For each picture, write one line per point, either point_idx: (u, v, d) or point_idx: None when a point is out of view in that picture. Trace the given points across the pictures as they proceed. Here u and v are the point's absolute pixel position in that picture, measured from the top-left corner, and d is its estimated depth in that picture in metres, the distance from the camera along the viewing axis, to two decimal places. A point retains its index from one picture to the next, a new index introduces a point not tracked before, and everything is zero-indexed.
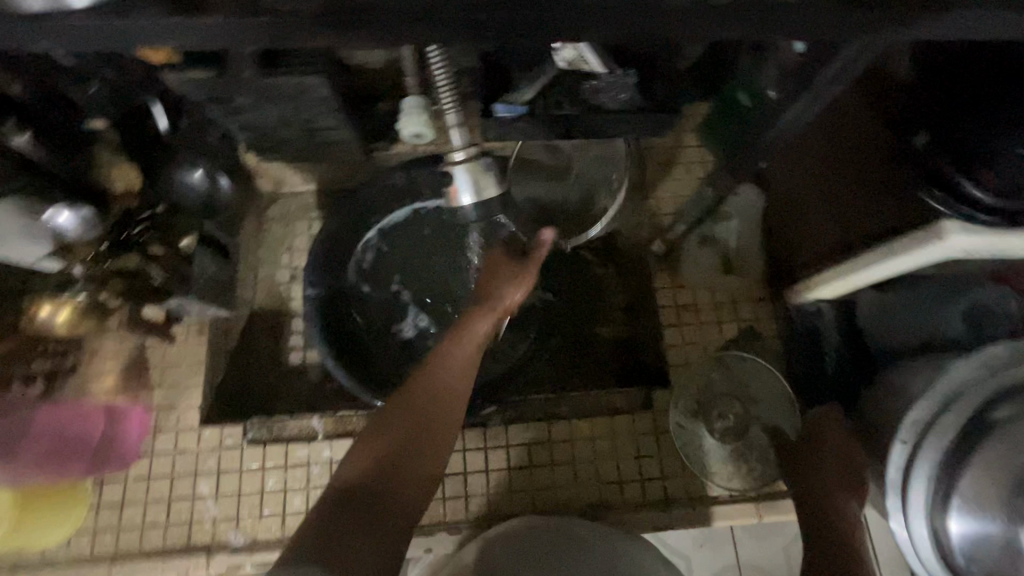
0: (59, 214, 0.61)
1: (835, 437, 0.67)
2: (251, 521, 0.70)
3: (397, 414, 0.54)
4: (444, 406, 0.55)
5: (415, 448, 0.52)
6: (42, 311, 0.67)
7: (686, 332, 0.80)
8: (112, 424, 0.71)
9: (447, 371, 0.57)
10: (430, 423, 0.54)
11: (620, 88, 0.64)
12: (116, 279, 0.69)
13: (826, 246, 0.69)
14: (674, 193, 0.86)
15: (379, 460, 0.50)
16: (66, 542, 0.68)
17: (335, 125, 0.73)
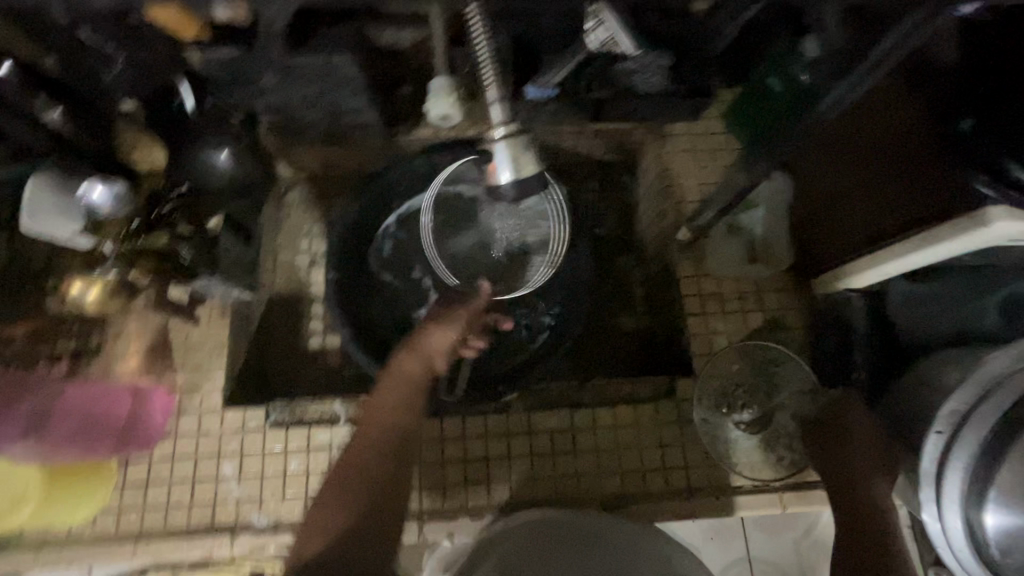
0: (93, 191, 0.61)
1: (856, 423, 0.65)
2: (274, 503, 0.71)
3: (346, 474, 0.54)
4: (388, 455, 0.55)
5: (366, 503, 0.52)
6: (73, 289, 0.70)
7: (710, 321, 0.79)
8: (137, 407, 0.69)
9: (386, 421, 0.57)
10: (379, 472, 0.54)
11: (652, 71, 0.65)
12: (145, 259, 0.68)
13: (860, 233, 0.68)
14: (699, 179, 0.84)
15: (332, 526, 0.50)
16: (92, 521, 0.69)
17: (359, 106, 0.72)
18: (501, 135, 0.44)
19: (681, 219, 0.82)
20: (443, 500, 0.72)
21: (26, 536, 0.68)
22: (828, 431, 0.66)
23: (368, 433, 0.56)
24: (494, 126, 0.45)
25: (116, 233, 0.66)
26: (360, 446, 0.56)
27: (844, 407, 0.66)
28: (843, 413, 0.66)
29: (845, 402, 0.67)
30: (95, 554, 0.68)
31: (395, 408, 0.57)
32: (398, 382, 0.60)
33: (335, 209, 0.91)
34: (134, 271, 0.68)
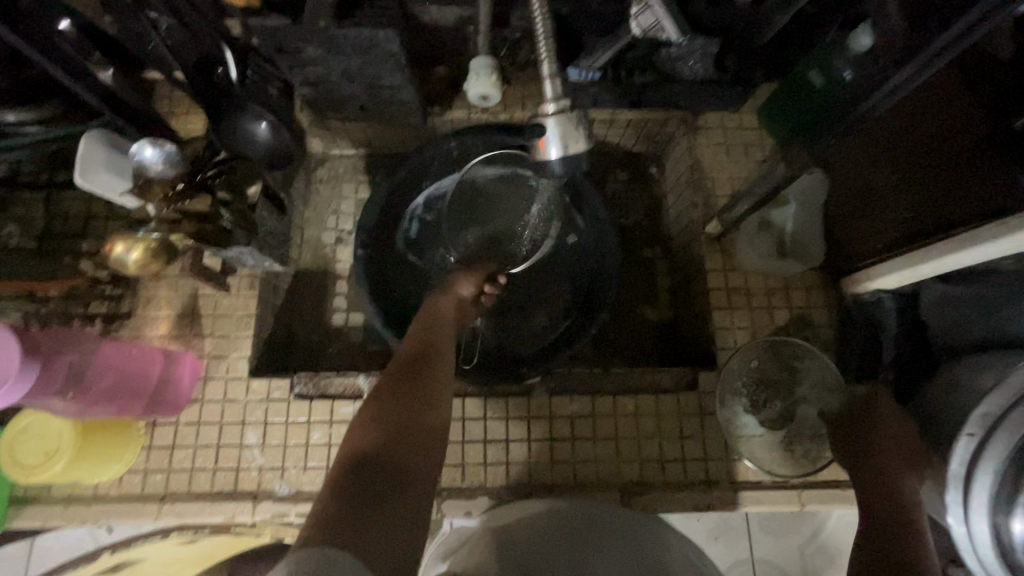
0: (143, 148, 0.60)
1: (887, 415, 0.66)
2: (295, 472, 0.72)
3: (391, 387, 0.57)
4: (429, 373, 0.60)
5: (415, 409, 0.56)
6: (115, 249, 0.62)
7: (736, 316, 0.78)
8: (168, 369, 0.70)
9: (423, 350, 0.63)
10: (421, 386, 0.59)
11: (699, 58, 0.68)
12: (188, 223, 0.61)
13: (895, 233, 0.68)
14: (730, 174, 0.82)
15: (387, 423, 0.53)
16: (118, 479, 0.70)
17: (397, 84, 0.73)
18: (552, 111, 0.53)
19: (710, 212, 0.81)
20: (461, 479, 0.72)
21: (54, 490, 0.70)
22: (861, 423, 0.67)
23: (409, 358, 0.62)
24: (547, 103, 0.53)
25: (160, 195, 0.61)
26: (402, 366, 0.60)
27: (875, 399, 0.68)
28: (878, 405, 0.68)
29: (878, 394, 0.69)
30: (119, 513, 0.69)
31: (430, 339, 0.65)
32: (430, 322, 0.68)
33: (363, 188, 0.92)
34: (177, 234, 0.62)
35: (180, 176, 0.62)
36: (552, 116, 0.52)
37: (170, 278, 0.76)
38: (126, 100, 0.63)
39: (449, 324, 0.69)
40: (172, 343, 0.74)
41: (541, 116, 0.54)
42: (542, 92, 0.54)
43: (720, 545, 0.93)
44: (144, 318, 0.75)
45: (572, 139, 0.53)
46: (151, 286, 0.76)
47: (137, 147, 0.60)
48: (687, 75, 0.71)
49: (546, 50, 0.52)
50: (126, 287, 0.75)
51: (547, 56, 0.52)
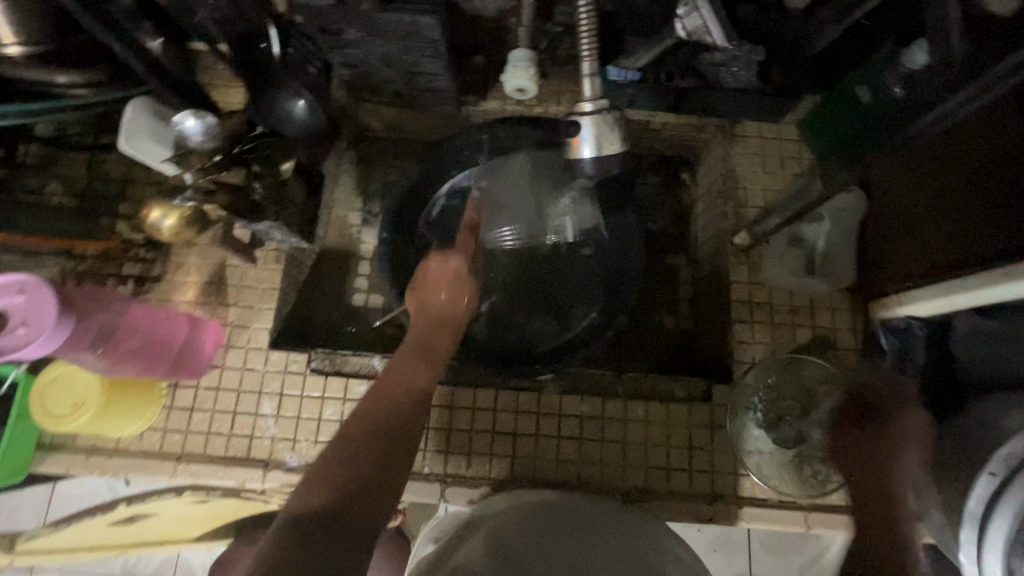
0: (186, 119, 0.60)
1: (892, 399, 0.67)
2: (307, 445, 0.73)
3: (354, 434, 0.55)
4: (400, 421, 0.57)
5: (377, 458, 0.53)
6: (152, 214, 0.63)
7: (757, 330, 0.77)
8: (194, 335, 0.72)
9: (396, 392, 0.59)
10: (389, 432, 0.55)
11: (743, 64, 0.71)
12: (222, 194, 0.62)
13: (933, 257, 0.65)
14: (763, 185, 0.81)
15: (340, 475, 0.50)
16: (139, 435, 0.73)
17: (434, 70, 0.73)
18: (587, 111, 0.53)
19: (740, 223, 0.80)
20: (467, 467, 0.73)
21: (78, 440, 0.73)
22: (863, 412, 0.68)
23: (380, 399, 0.58)
24: (584, 101, 0.53)
25: (199, 165, 0.62)
26: (372, 409, 0.57)
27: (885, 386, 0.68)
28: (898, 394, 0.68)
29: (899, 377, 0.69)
30: (137, 468, 0.72)
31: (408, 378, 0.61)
32: (411, 354, 0.64)
33: (393, 171, 0.93)
34: (209, 206, 0.62)
35: (216, 148, 0.63)
36: (589, 115, 0.52)
37: (200, 247, 0.78)
38: (171, 67, 0.65)
39: (428, 358, 0.64)
40: (198, 310, 0.77)
41: (576, 114, 0.54)
42: (580, 90, 0.54)
43: (718, 557, 0.93)
44: (173, 283, 0.77)
45: (606, 141, 0.52)
46: (181, 253, 0.78)
47: (180, 117, 0.60)
48: (730, 82, 0.74)
49: (588, 48, 0.52)
50: (159, 251, 0.77)
51: (587, 54, 0.52)
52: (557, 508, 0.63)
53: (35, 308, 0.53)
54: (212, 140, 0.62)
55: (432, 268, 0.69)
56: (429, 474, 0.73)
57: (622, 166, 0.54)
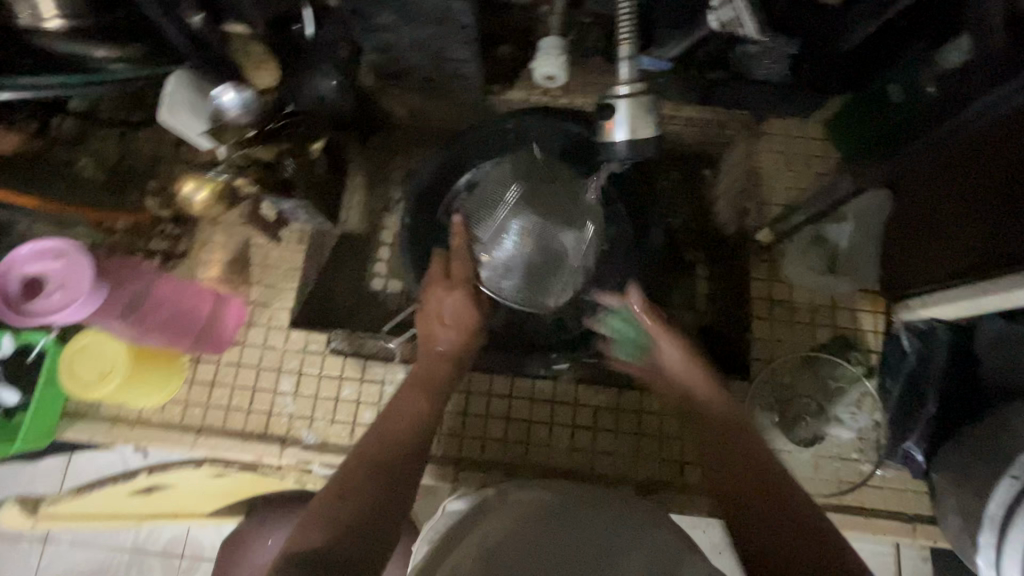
0: (224, 93, 0.63)
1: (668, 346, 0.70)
2: (323, 424, 0.74)
3: (359, 471, 0.55)
4: (401, 455, 0.58)
5: (379, 493, 0.54)
6: (185, 186, 0.67)
7: (776, 328, 0.77)
8: (217, 311, 0.73)
9: (398, 422, 0.61)
10: (394, 466, 0.57)
11: (774, 57, 0.70)
12: (254, 169, 0.65)
13: (950, 258, 0.65)
14: (787, 184, 0.80)
15: (343, 513, 0.52)
16: (160, 407, 0.74)
17: (464, 57, 0.73)
18: (624, 93, 0.54)
19: (763, 221, 0.79)
20: (481, 452, 0.74)
21: (102, 409, 0.74)
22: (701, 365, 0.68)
23: (384, 438, 0.59)
24: (620, 84, 0.54)
25: (233, 140, 0.64)
26: (374, 447, 0.58)
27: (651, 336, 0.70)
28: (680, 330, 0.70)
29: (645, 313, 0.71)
30: (158, 439, 0.73)
31: (409, 415, 0.62)
32: (411, 389, 0.65)
33: (415, 158, 0.91)
34: (239, 180, 0.65)
35: (252, 122, 0.65)
36: (624, 95, 0.53)
37: (225, 225, 0.79)
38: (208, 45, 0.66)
39: (427, 393, 0.65)
40: (222, 287, 0.78)
41: (611, 98, 0.55)
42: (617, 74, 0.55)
43: (725, 556, 0.93)
44: (198, 260, 0.78)
45: (640, 122, 0.53)
46: (207, 230, 0.79)
47: (218, 90, 0.62)
48: (762, 73, 0.73)
49: (626, 32, 0.54)
50: (185, 228, 0.79)
51: (625, 36, 0.53)
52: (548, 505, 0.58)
53: (74, 270, 0.55)
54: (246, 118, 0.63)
55: (440, 299, 0.70)
56: (443, 457, 0.74)
57: (657, 150, 0.54)
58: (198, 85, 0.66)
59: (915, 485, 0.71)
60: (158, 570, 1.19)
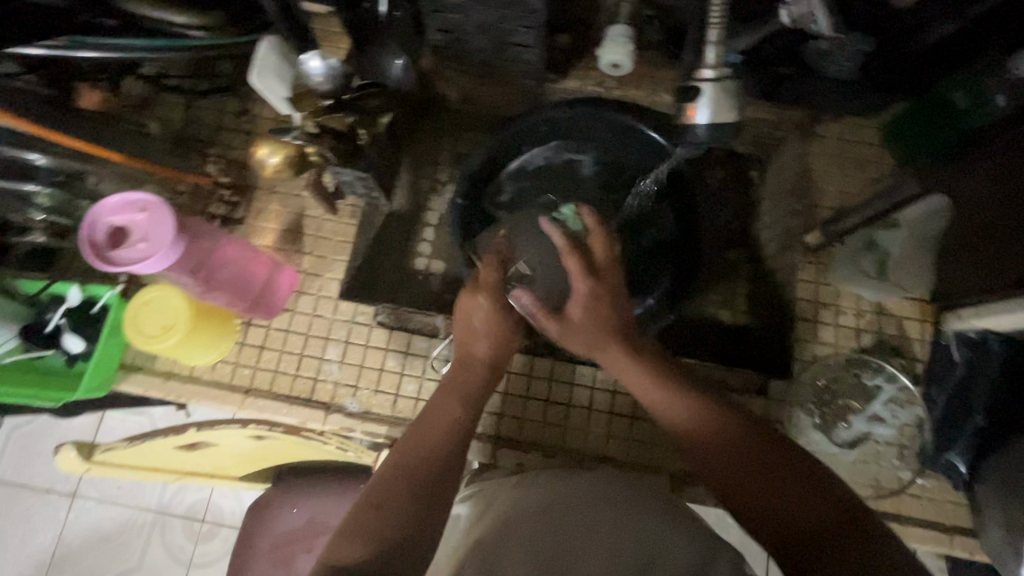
0: (311, 60, 0.66)
1: (579, 326, 0.65)
2: (367, 393, 0.76)
3: (392, 485, 0.55)
4: (435, 469, 0.57)
5: (417, 508, 0.54)
6: (259, 151, 0.70)
7: (820, 330, 0.77)
8: (272, 277, 0.76)
9: (433, 428, 0.60)
10: (429, 474, 0.56)
11: (847, 56, 0.71)
12: (326, 138, 0.67)
13: (997, 277, 0.63)
14: (839, 187, 0.80)
15: (382, 528, 0.52)
16: (212, 366, 0.77)
17: (528, 42, 0.74)
18: (709, 78, 0.56)
19: (812, 222, 0.79)
20: (520, 431, 0.75)
21: (157, 363, 0.77)
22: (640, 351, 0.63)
23: (411, 452, 0.58)
24: (704, 69, 0.57)
25: (309, 108, 0.67)
26: (405, 459, 0.57)
27: (569, 323, 0.65)
28: (605, 284, 0.65)
29: (575, 287, 0.64)
30: (207, 396, 0.76)
31: (441, 424, 0.60)
32: (440, 398, 0.63)
33: (461, 143, 0.91)
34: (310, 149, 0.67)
35: (331, 91, 0.68)
36: (710, 79, 0.56)
37: (282, 195, 0.82)
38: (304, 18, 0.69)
39: (459, 402, 0.63)
40: (276, 254, 0.80)
41: (695, 81, 0.57)
42: (702, 57, 0.57)
43: None
44: (254, 227, 0.81)
45: (724, 105, 0.56)
46: (264, 199, 0.81)
47: (307, 57, 0.65)
48: (832, 70, 0.74)
49: (716, 17, 0.57)
50: (243, 195, 0.81)
51: (715, 22, 0.56)
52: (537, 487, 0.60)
53: (157, 225, 0.58)
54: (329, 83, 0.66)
55: (468, 310, 0.67)
56: (482, 433, 0.75)
57: (734, 133, 0.57)
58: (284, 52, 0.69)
59: (954, 496, 0.71)
60: (180, 532, 1.23)
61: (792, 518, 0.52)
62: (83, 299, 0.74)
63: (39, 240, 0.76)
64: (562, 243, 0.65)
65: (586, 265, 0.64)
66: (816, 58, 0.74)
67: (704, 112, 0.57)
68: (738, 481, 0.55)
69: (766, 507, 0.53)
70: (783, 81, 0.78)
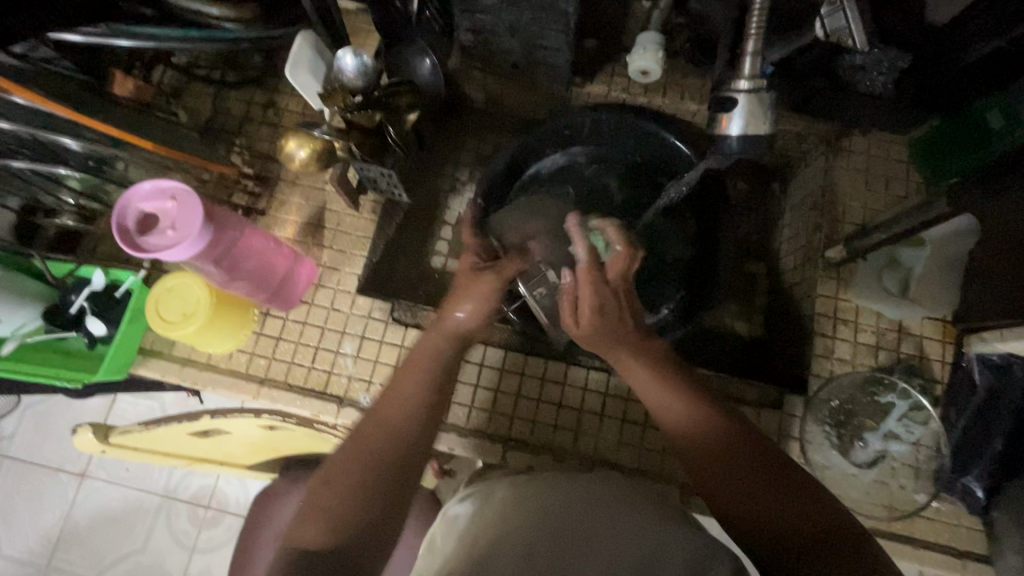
0: (346, 56, 0.69)
1: (583, 334, 0.61)
2: (380, 389, 0.76)
3: (349, 460, 0.51)
4: (403, 442, 0.53)
5: (379, 486, 0.50)
6: (289, 145, 0.72)
7: (838, 346, 0.76)
8: (293, 269, 0.76)
9: (395, 402, 0.55)
10: (393, 448, 0.52)
11: (882, 70, 0.72)
12: (356, 133, 0.69)
13: None
14: (865, 203, 0.79)
15: (338, 503, 0.49)
16: (228, 354, 0.77)
17: (557, 45, 0.75)
18: (745, 89, 0.56)
19: (835, 236, 0.78)
20: (532, 433, 0.75)
21: (175, 350, 0.78)
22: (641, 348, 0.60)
23: (377, 421, 0.54)
24: (741, 80, 0.57)
25: (341, 102, 0.68)
26: (374, 433, 0.53)
27: (572, 327, 0.62)
28: (608, 300, 0.61)
29: (584, 295, 0.61)
30: (223, 384, 0.76)
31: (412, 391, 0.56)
32: (410, 367, 0.58)
33: (485, 143, 0.91)
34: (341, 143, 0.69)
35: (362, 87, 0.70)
36: (746, 89, 0.56)
37: (304, 189, 0.83)
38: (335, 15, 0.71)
39: (432, 367, 0.58)
40: (296, 246, 0.81)
41: (730, 91, 0.57)
42: (739, 68, 0.57)
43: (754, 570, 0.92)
44: (276, 219, 0.81)
45: (759, 115, 0.56)
46: (287, 191, 0.82)
47: (341, 54, 0.68)
48: (863, 86, 0.74)
49: (755, 29, 0.57)
50: (266, 186, 0.82)
51: (754, 34, 0.57)
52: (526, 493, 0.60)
53: (186, 213, 0.59)
54: (365, 78, 0.70)
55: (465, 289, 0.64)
56: (494, 435, 0.75)
57: (768, 146, 0.57)
58: (322, 46, 0.71)
59: (969, 521, 0.69)
60: (185, 516, 1.24)
61: (779, 522, 0.49)
62: (106, 282, 0.76)
63: (67, 222, 0.78)
64: (585, 254, 0.63)
65: (598, 276, 0.62)
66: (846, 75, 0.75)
67: (739, 123, 0.57)
68: (729, 484, 0.51)
69: (752, 510, 0.50)
70: (814, 93, 0.77)
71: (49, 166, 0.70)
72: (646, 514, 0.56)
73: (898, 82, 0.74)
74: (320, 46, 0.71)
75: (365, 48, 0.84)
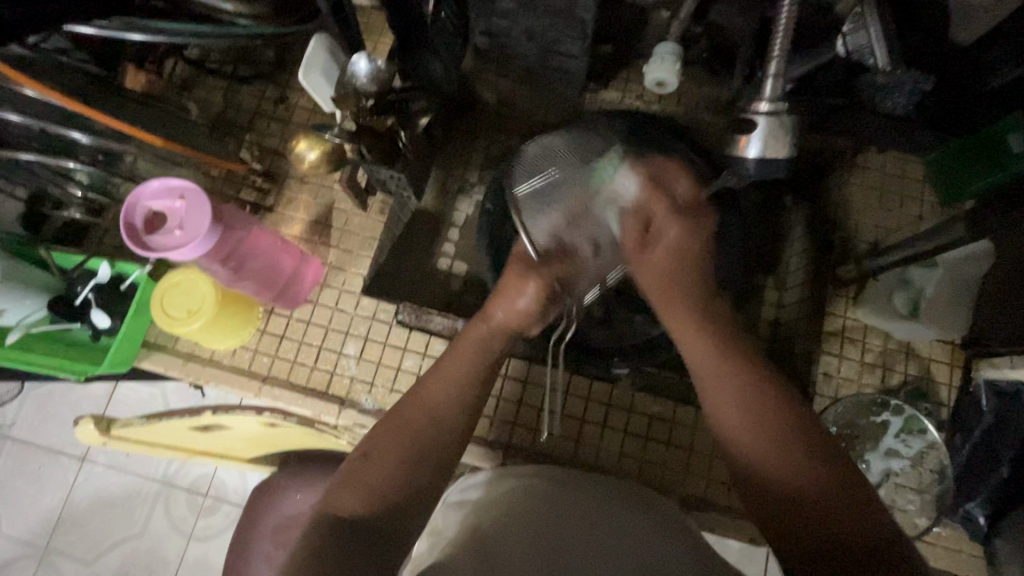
0: (359, 60, 0.68)
1: (658, 265, 0.64)
2: (382, 391, 0.76)
3: (393, 441, 0.54)
4: (444, 427, 0.56)
5: (417, 466, 0.54)
6: (299, 146, 0.74)
7: (845, 365, 0.75)
8: (299, 268, 0.76)
9: (441, 387, 0.58)
10: (433, 428, 0.56)
11: (906, 91, 0.68)
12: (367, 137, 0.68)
13: None
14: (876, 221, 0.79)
15: (377, 478, 0.52)
16: (231, 351, 0.77)
17: (572, 52, 0.74)
18: (765, 112, 0.56)
19: (847, 253, 0.78)
20: (533, 441, 0.75)
21: (178, 345, 0.78)
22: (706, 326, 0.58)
23: (426, 406, 0.57)
24: (761, 102, 0.56)
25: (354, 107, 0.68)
26: (415, 413, 0.56)
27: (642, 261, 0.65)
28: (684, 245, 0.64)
29: (667, 233, 0.64)
30: (224, 380, 0.76)
31: (457, 378, 0.59)
32: (454, 356, 0.60)
33: (494, 145, 0.89)
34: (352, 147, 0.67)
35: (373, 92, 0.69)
36: (766, 112, 0.55)
37: (313, 187, 0.82)
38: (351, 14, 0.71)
39: (474, 364, 0.60)
40: (302, 244, 0.80)
41: (750, 113, 0.57)
42: (759, 90, 0.57)
43: None
44: (283, 216, 0.81)
45: (778, 138, 0.56)
46: (295, 188, 0.82)
47: (353, 58, 0.68)
48: (886, 107, 0.71)
49: (778, 50, 0.56)
50: (275, 184, 0.82)
51: (776, 55, 0.56)
52: (539, 489, 0.60)
53: (194, 212, 0.59)
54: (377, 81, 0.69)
55: (513, 290, 0.64)
56: (495, 442, 0.75)
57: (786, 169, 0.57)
58: (336, 46, 0.71)
59: (970, 547, 0.69)
60: (183, 505, 1.25)
61: (825, 519, 0.47)
62: (111, 275, 0.76)
63: (74, 215, 0.78)
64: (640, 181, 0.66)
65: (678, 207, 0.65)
66: (869, 90, 0.70)
67: (757, 146, 0.57)
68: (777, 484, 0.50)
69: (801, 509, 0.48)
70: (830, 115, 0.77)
71: (58, 160, 0.69)
72: (647, 527, 0.55)
73: (919, 106, 0.73)
74: (333, 47, 0.71)
75: (378, 47, 0.83)
